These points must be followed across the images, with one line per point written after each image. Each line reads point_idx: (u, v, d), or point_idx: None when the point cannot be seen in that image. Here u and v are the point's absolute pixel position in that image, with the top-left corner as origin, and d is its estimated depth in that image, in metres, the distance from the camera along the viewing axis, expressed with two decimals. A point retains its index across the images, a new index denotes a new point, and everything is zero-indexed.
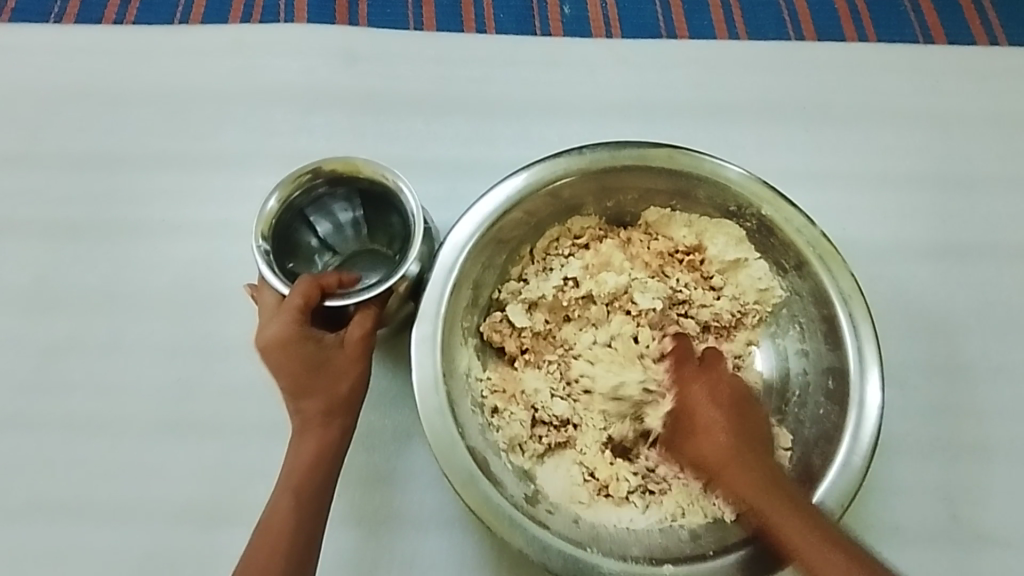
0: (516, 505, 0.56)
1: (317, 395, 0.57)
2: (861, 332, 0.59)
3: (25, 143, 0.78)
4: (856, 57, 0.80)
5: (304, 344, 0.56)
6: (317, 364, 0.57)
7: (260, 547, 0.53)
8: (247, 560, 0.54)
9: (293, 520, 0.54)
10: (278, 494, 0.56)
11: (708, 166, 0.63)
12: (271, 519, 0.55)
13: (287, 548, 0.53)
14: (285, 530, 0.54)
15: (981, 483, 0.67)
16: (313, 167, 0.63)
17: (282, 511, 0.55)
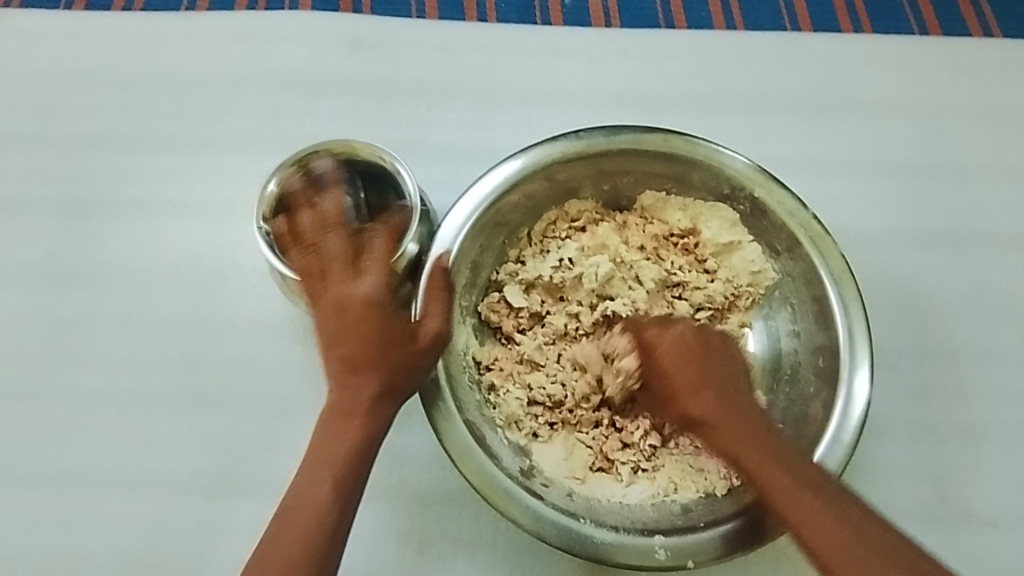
0: (511, 476, 0.57)
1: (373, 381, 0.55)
2: (851, 312, 0.61)
3: (37, 124, 0.79)
4: (851, 48, 0.81)
5: (372, 324, 0.56)
6: (378, 348, 0.55)
7: (287, 534, 0.51)
8: (270, 545, 0.52)
9: (323, 512, 0.52)
10: (308, 475, 0.54)
11: (703, 151, 0.64)
12: (300, 504, 0.52)
13: (316, 540, 0.51)
14: (315, 521, 0.51)
15: (968, 466, 0.68)
16: (310, 150, 0.65)
17: (313, 499, 0.52)
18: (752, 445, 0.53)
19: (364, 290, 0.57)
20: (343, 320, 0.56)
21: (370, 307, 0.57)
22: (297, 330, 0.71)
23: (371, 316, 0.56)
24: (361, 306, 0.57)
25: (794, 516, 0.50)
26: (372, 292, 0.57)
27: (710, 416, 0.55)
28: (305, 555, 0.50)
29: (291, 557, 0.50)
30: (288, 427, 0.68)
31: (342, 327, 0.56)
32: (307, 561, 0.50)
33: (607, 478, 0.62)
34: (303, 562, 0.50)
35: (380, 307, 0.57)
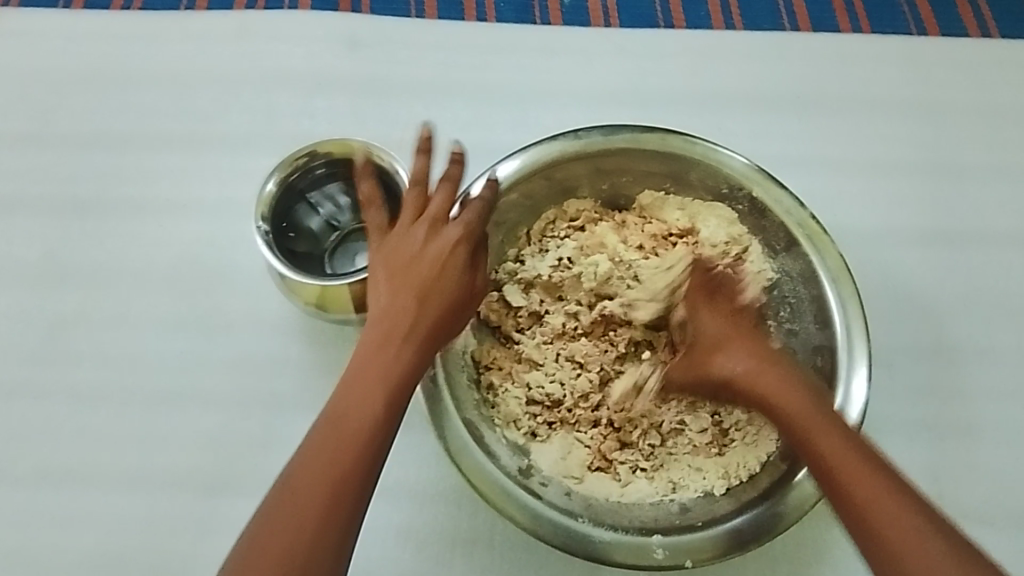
0: (509, 475, 0.57)
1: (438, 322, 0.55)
2: (849, 311, 0.61)
3: (35, 123, 0.79)
4: (849, 48, 0.81)
5: (453, 267, 0.56)
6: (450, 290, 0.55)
7: (329, 457, 0.49)
8: (307, 460, 0.50)
9: (370, 440, 0.50)
10: (352, 398, 0.51)
11: (701, 150, 0.65)
12: (345, 428, 0.50)
13: (360, 468, 0.49)
14: (360, 449, 0.50)
15: (966, 463, 0.68)
16: (309, 149, 0.65)
17: (358, 425, 0.50)
18: (800, 400, 0.54)
19: (451, 235, 0.56)
20: (425, 262, 0.55)
21: (454, 252, 0.56)
22: (295, 328, 0.71)
23: (454, 262, 0.56)
24: (444, 247, 0.56)
25: (855, 483, 0.49)
26: (459, 236, 0.56)
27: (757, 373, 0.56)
28: (348, 484, 0.49)
29: (333, 484, 0.48)
30: (285, 425, 0.68)
31: (423, 267, 0.55)
32: (350, 489, 0.49)
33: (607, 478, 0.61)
34: (345, 491, 0.48)
35: (462, 253, 0.56)
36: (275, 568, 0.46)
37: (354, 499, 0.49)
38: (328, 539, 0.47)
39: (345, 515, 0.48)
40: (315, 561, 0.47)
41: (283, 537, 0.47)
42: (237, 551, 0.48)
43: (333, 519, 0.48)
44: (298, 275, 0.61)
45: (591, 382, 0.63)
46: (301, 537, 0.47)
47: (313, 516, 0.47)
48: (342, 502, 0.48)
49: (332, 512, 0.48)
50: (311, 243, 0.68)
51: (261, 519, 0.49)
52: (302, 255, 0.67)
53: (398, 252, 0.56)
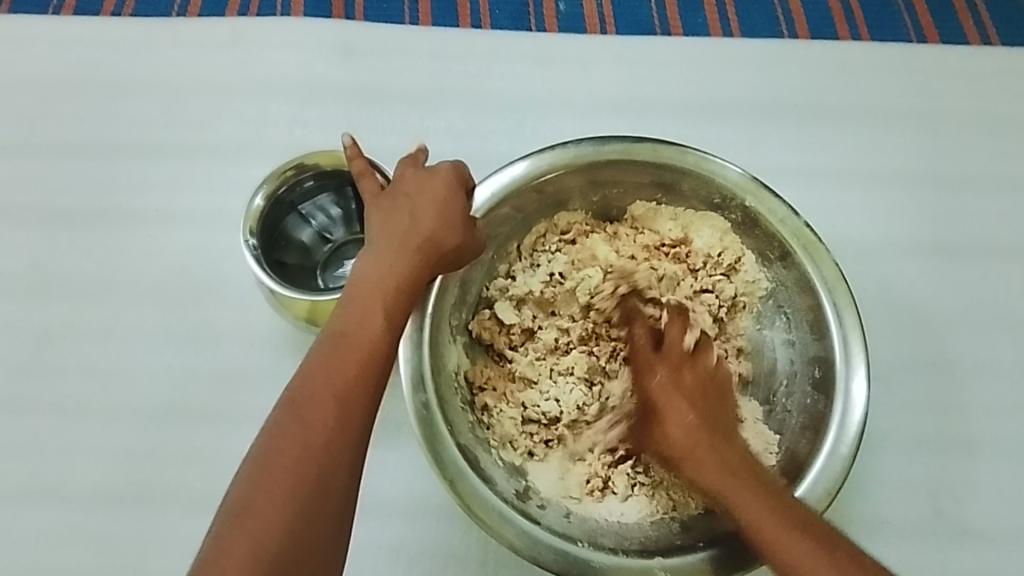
0: (505, 500, 0.55)
1: (443, 248, 0.55)
2: (846, 322, 0.60)
3: (23, 131, 0.78)
4: (849, 56, 0.81)
5: (454, 198, 0.57)
6: (454, 220, 0.56)
7: (338, 368, 0.48)
8: (315, 366, 0.48)
9: (379, 351, 0.50)
10: (355, 313, 0.51)
11: (692, 159, 0.64)
12: (353, 339, 0.49)
13: (369, 378, 0.49)
14: (368, 360, 0.49)
15: (965, 480, 0.67)
16: (297, 161, 0.64)
17: (366, 338, 0.50)
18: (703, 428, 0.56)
19: (443, 175, 0.57)
20: (424, 198, 0.56)
21: (451, 186, 0.57)
22: (286, 342, 0.70)
23: (450, 197, 0.57)
24: (442, 183, 0.57)
25: (781, 545, 0.49)
26: (452, 172, 0.58)
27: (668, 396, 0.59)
28: (359, 391, 0.48)
29: (343, 392, 0.47)
30: None
31: (422, 204, 0.56)
32: (360, 397, 0.48)
33: (604, 496, 0.60)
34: (356, 398, 0.48)
35: (458, 186, 0.57)
36: (291, 475, 0.45)
37: (365, 407, 0.48)
38: (343, 444, 0.46)
39: (357, 422, 0.47)
40: (332, 465, 0.46)
41: (297, 444, 0.45)
42: (245, 470, 0.46)
43: (347, 424, 0.47)
44: (287, 290, 0.60)
45: (585, 396, 0.62)
46: (317, 441, 0.46)
47: (327, 421, 0.46)
48: (354, 408, 0.47)
49: (345, 417, 0.47)
50: (302, 255, 0.67)
51: (269, 432, 0.46)
52: (293, 267, 0.66)
53: (398, 199, 0.56)
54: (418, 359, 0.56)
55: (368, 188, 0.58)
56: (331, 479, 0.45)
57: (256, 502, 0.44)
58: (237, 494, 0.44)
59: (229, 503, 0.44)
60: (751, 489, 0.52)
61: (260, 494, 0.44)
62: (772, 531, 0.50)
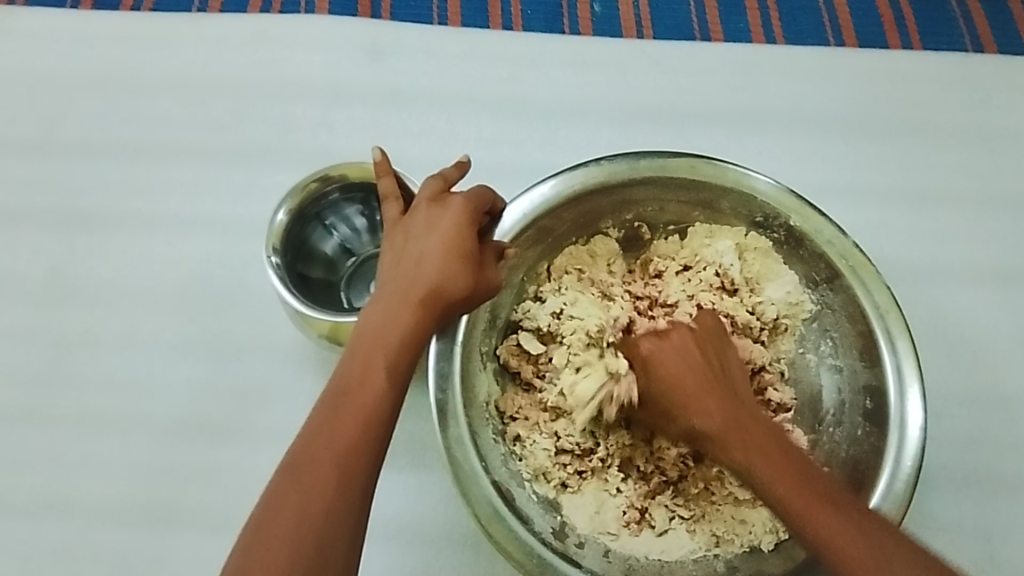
0: (544, 542, 0.53)
1: (449, 290, 0.53)
2: (899, 349, 0.56)
3: (41, 130, 0.76)
4: (900, 65, 0.77)
5: (462, 235, 0.54)
6: (461, 258, 0.54)
7: (339, 426, 0.46)
8: (313, 427, 0.46)
9: (381, 407, 0.47)
10: (357, 366, 0.49)
11: (733, 176, 0.60)
12: (354, 395, 0.47)
13: (371, 436, 0.46)
14: (368, 418, 0.46)
15: (1018, 521, 0.64)
16: (322, 174, 0.61)
17: (368, 397, 0.47)
18: (760, 456, 0.51)
19: (456, 209, 0.55)
20: (431, 237, 0.54)
21: (461, 222, 0.55)
22: (308, 357, 0.68)
23: (462, 233, 0.55)
24: (451, 218, 0.55)
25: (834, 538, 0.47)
26: (467, 204, 0.56)
27: (720, 421, 0.53)
28: (359, 452, 0.45)
29: (344, 453, 0.45)
30: None
31: (429, 242, 0.54)
32: (362, 458, 0.45)
33: (642, 529, 0.58)
34: (358, 459, 0.45)
35: (472, 220, 0.55)
36: (290, 544, 0.42)
37: (368, 470, 0.45)
38: (341, 511, 0.43)
39: (358, 484, 0.45)
40: (333, 531, 0.43)
41: (295, 510, 0.43)
42: (242, 537, 0.43)
43: (347, 490, 0.44)
44: (311, 309, 0.58)
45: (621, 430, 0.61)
46: (315, 507, 0.43)
47: (327, 484, 0.44)
48: (353, 472, 0.45)
49: (346, 481, 0.44)
50: (326, 268, 0.65)
51: (267, 498, 0.44)
52: (317, 282, 0.64)
53: (407, 235, 0.55)
54: (449, 394, 0.54)
55: (391, 213, 0.58)
56: (332, 546, 0.42)
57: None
58: (233, 566, 0.42)
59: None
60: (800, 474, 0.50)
61: (258, 564, 0.41)
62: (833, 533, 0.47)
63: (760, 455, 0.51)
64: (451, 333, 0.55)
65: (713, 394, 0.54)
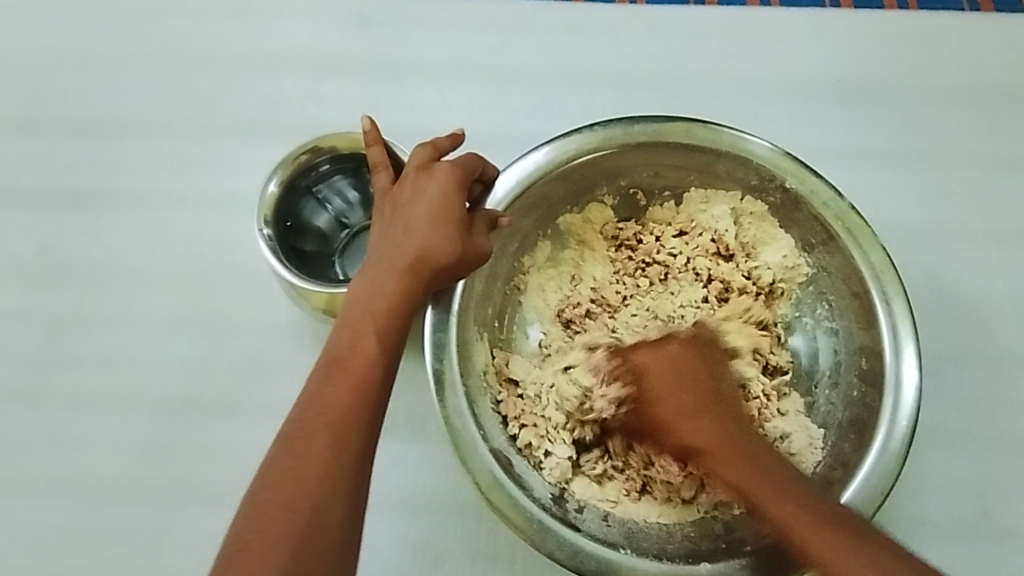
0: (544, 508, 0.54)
1: (436, 257, 0.53)
2: (895, 310, 0.56)
3: (26, 109, 0.75)
4: (896, 27, 0.75)
5: (448, 202, 0.54)
6: (446, 227, 0.54)
7: (331, 395, 0.46)
8: (308, 398, 0.46)
9: (373, 375, 0.47)
10: (348, 336, 0.49)
11: (729, 139, 0.59)
12: (347, 361, 0.48)
13: (364, 402, 0.46)
14: (360, 382, 0.47)
15: (1012, 479, 0.65)
16: (312, 145, 0.61)
17: (358, 363, 0.47)
18: (753, 473, 0.51)
19: (443, 176, 0.55)
20: (416, 206, 0.54)
21: (447, 189, 0.55)
22: (305, 331, 0.67)
23: (447, 201, 0.54)
24: (437, 187, 0.55)
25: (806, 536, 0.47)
26: (454, 170, 0.55)
27: (710, 445, 0.53)
28: (352, 417, 0.45)
29: (335, 421, 0.45)
30: None
31: (416, 213, 0.54)
32: (355, 424, 0.45)
33: (642, 497, 0.59)
34: (350, 425, 0.45)
35: (459, 185, 0.55)
36: (286, 511, 0.41)
37: (362, 435, 0.45)
38: (337, 473, 0.43)
39: (351, 448, 0.44)
40: (329, 495, 0.43)
41: (289, 479, 0.42)
42: (240, 508, 0.43)
43: (342, 452, 0.44)
44: (305, 283, 0.58)
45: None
46: (310, 472, 0.43)
47: (320, 451, 0.44)
48: (347, 435, 0.45)
49: (339, 445, 0.44)
50: (320, 241, 0.64)
51: (263, 471, 0.44)
52: (310, 255, 0.63)
53: (396, 207, 0.55)
54: (447, 363, 0.54)
55: (382, 183, 0.57)
56: (329, 510, 0.42)
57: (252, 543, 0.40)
58: (232, 537, 0.41)
59: (220, 551, 0.41)
60: (769, 481, 0.50)
61: (252, 536, 0.40)
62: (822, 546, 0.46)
63: (760, 481, 0.50)
64: (446, 302, 0.55)
65: (703, 419, 0.55)
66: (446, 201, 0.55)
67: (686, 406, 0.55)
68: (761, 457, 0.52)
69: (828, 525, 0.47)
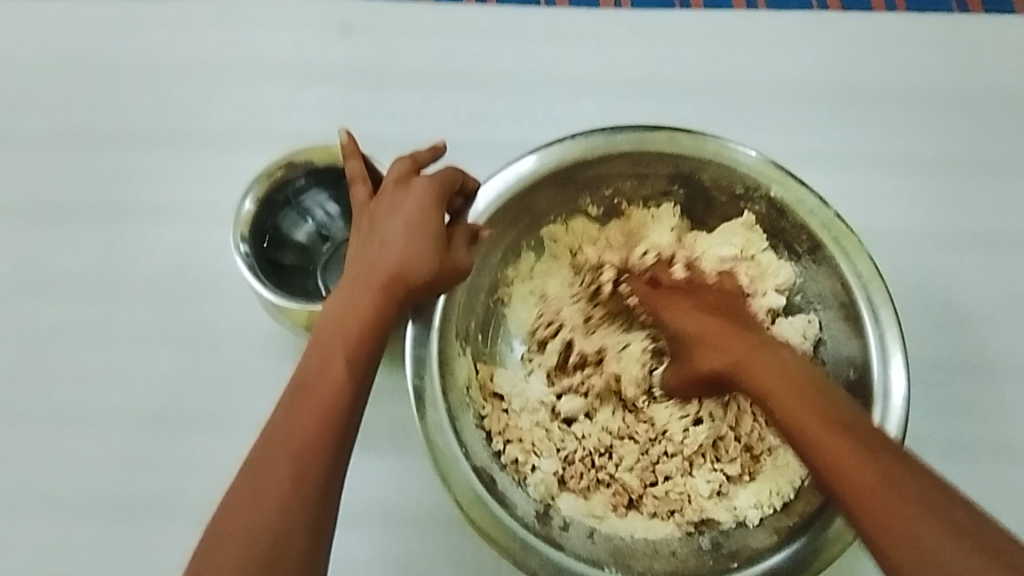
0: (527, 526, 0.53)
1: (412, 275, 0.52)
2: (882, 320, 0.55)
3: (4, 120, 0.74)
4: (886, 29, 0.74)
5: (426, 217, 0.53)
6: (423, 243, 0.53)
7: (296, 421, 0.45)
8: (274, 422, 0.46)
9: (342, 400, 0.46)
10: (317, 358, 0.48)
11: (713, 147, 0.58)
12: (316, 385, 0.46)
13: (330, 429, 0.45)
14: (327, 410, 0.45)
15: (1002, 487, 0.64)
16: (286, 159, 0.60)
17: (326, 387, 0.46)
18: (772, 376, 0.51)
19: (421, 190, 0.54)
20: (393, 221, 0.53)
21: (425, 204, 0.54)
22: (286, 344, 0.66)
23: (424, 215, 0.53)
24: (415, 201, 0.54)
25: (815, 431, 0.46)
26: (432, 184, 0.54)
27: (734, 357, 0.53)
28: (316, 446, 0.44)
29: (298, 450, 0.44)
30: None
31: (393, 227, 0.53)
32: (319, 453, 0.44)
33: (629, 512, 0.58)
34: (314, 454, 0.44)
35: (437, 200, 0.54)
36: (244, 541, 0.41)
37: (328, 462, 0.44)
38: (299, 506, 0.43)
39: (314, 479, 0.43)
40: (287, 528, 0.42)
41: (248, 509, 0.42)
42: (204, 537, 0.43)
43: (304, 482, 0.43)
44: (283, 300, 0.57)
45: (611, 417, 0.60)
46: (269, 505, 0.42)
47: (281, 481, 0.43)
48: (310, 466, 0.44)
49: (302, 476, 0.43)
50: (301, 255, 0.63)
51: (228, 499, 0.44)
52: (291, 269, 0.62)
53: (373, 221, 0.54)
54: (427, 379, 0.53)
55: (360, 197, 0.56)
56: (288, 542, 0.42)
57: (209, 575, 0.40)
58: (193, 566, 0.41)
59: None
60: (788, 380, 0.50)
61: (211, 567, 0.41)
62: (827, 440, 0.46)
63: (776, 381, 0.50)
64: (426, 318, 0.54)
65: (730, 336, 0.55)
66: (423, 215, 0.54)
67: (716, 326, 0.56)
68: (786, 362, 0.52)
69: (859, 443, 0.45)
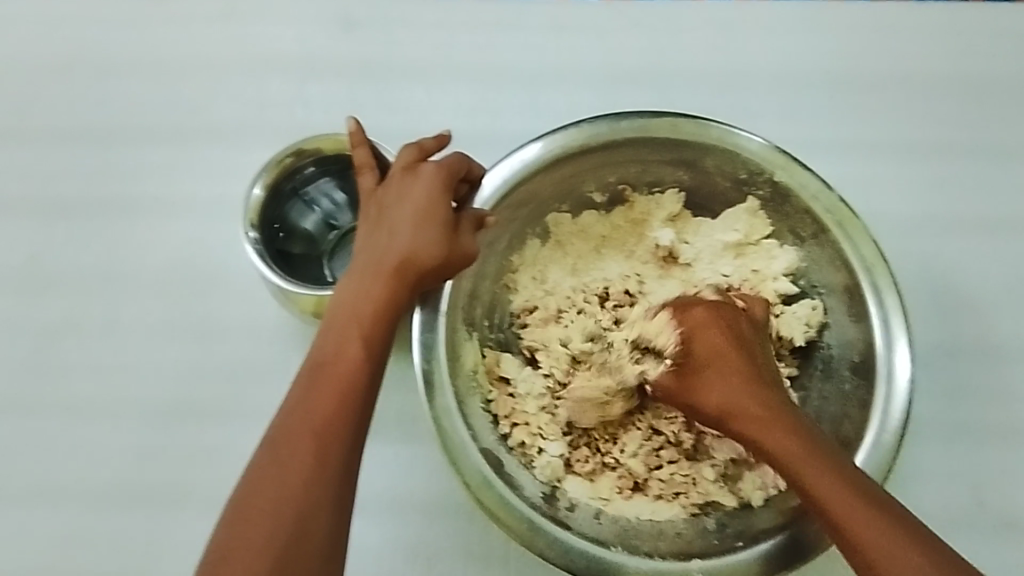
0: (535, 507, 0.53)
1: (421, 259, 0.53)
2: (887, 304, 0.56)
3: (13, 118, 0.75)
4: (886, 17, 0.75)
5: (434, 202, 0.54)
6: (432, 227, 0.53)
7: (315, 401, 0.46)
8: (293, 402, 0.47)
9: (360, 379, 0.47)
10: (333, 340, 0.49)
11: (716, 133, 0.59)
12: (334, 364, 0.48)
13: (349, 406, 0.46)
14: (347, 387, 0.47)
15: (1007, 469, 0.65)
16: (295, 147, 0.61)
17: (344, 367, 0.47)
18: (799, 448, 0.49)
19: (428, 177, 0.55)
20: (401, 207, 0.54)
21: (432, 189, 0.54)
22: (294, 334, 0.67)
23: (432, 201, 0.54)
24: (422, 187, 0.54)
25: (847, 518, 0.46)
26: (438, 171, 0.55)
27: (758, 415, 0.51)
28: (337, 422, 0.45)
29: (320, 427, 0.45)
30: None
31: (401, 213, 0.54)
32: (340, 429, 0.45)
33: (634, 495, 0.58)
34: (336, 430, 0.45)
35: (444, 185, 0.55)
36: (270, 515, 0.42)
37: (350, 439, 0.45)
38: (324, 481, 0.44)
39: (336, 455, 0.45)
40: (314, 502, 0.43)
41: (272, 484, 0.43)
42: (226, 515, 0.43)
43: (328, 457, 0.44)
44: (291, 286, 0.58)
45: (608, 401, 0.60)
46: (294, 480, 0.43)
47: (304, 457, 0.44)
48: (333, 441, 0.45)
49: (324, 451, 0.44)
50: (309, 244, 0.64)
51: (249, 476, 0.44)
52: (299, 258, 0.63)
53: (381, 207, 0.55)
54: (435, 364, 0.53)
55: (367, 185, 0.57)
56: (315, 516, 0.43)
57: (238, 549, 0.41)
58: (218, 543, 0.42)
59: (206, 557, 0.42)
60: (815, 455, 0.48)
61: (238, 542, 0.41)
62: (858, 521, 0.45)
63: (805, 457, 0.48)
64: (435, 303, 0.55)
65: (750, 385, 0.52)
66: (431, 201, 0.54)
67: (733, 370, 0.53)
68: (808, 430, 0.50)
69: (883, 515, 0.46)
